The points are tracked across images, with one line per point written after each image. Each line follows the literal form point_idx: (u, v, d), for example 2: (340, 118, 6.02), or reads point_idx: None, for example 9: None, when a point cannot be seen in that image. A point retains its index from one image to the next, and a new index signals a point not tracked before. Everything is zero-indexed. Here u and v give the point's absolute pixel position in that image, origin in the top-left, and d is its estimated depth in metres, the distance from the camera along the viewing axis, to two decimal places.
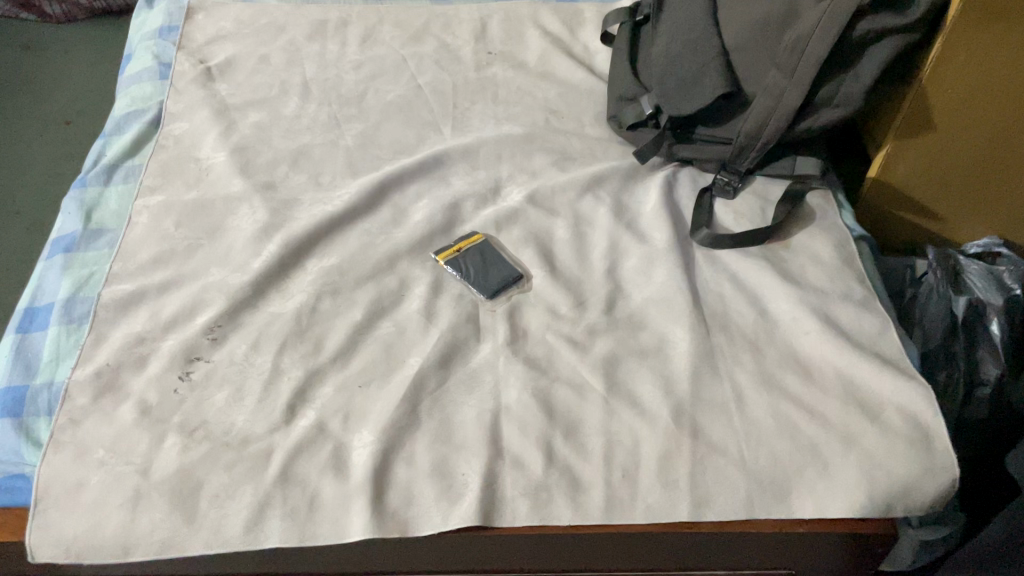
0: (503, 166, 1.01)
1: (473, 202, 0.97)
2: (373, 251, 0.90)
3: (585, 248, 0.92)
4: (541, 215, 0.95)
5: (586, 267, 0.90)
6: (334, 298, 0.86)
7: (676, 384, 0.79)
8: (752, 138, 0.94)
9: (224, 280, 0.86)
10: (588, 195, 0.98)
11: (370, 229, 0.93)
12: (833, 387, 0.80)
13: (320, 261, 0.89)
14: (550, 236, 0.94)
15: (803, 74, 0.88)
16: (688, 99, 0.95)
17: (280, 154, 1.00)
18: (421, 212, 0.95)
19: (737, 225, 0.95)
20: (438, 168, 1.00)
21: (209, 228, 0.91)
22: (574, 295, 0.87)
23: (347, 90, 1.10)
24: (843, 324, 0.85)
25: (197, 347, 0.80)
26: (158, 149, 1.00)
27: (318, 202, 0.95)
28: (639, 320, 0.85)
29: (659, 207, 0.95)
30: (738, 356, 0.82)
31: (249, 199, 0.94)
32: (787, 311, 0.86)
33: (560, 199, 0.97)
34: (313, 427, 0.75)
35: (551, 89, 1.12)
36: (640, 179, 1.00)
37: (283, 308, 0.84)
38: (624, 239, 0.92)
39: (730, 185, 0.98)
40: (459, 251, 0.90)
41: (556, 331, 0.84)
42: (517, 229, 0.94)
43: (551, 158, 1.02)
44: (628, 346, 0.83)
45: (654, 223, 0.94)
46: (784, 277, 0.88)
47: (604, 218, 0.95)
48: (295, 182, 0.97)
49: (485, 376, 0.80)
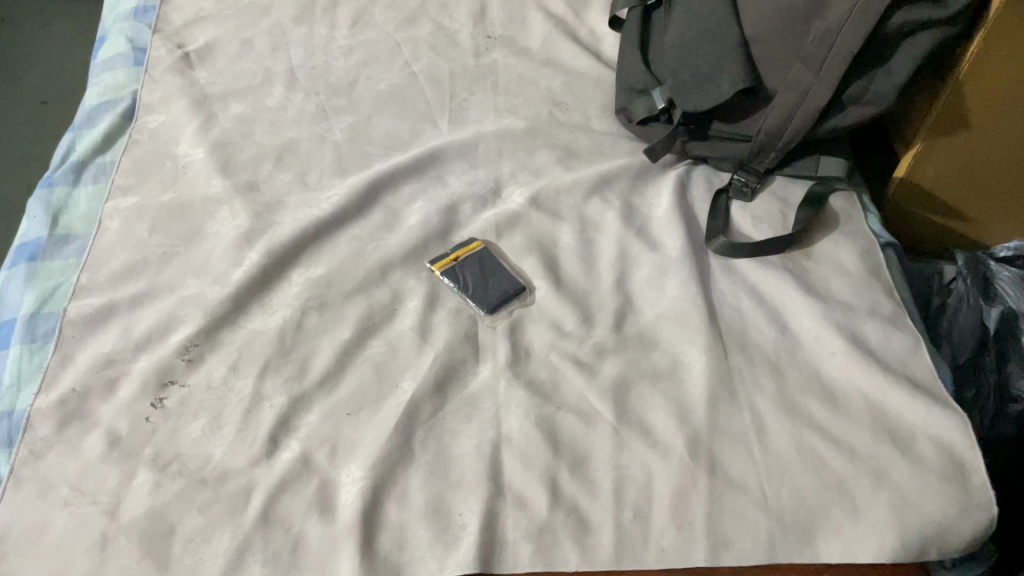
0: (504, 163, 0.94)
1: (472, 205, 0.90)
2: (363, 261, 0.83)
3: (592, 256, 0.86)
4: (545, 218, 0.88)
5: (593, 278, 0.83)
6: (321, 313, 0.79)
7: (691, 412, 0.73)
8: (772, 137, 0.88)
9: (201, 293, 0.79)
10: (596, 197, 0.91)
11: (361, 234, 0.86)
12: (861, 415, 0.74)
13: (306, 272, 0.82)
14: (555, 242, 0.87)
15: (832, 69, 0.81)
16: (703, 94, 0.88)
17: (263, 151, 0.93)
18: (415, 217, 0.88)
19: (757, 232, 0.88)
20: (434, 167, 0.93)
21: (185, 233, 0.84)
22: (581, 310, 0.81)
23: (337, 79, 1.02)
24: (871, 343, 0.79)
25: (171, 370, 0.74)
26: (132, 146, 0.93)
27: (304, 205, 0.88)
28: (650, 338, 0.79)
29: (671, 211, 0.88)
30: (758, 380, 0.76)
31: (229, 201, 0.87)
32: (811, 329, 0.79)
33: (565, 202, 0.90)
34: (296, 461, 0.69)
35: (555, 77, 1.04)
36: (651, 179, 0.93)
37: (266, 325, 0.78)
38: (635, 246, 0.86)
39: (746, 186, 0.91)
40: (457, 260, 0.84)
41: (561, 350, 0.77)
42: (519, 235, 0.87)
43: (555, 154, 0.95)
44: (639, 368, 0.76)
45: (666, 228, 0.87)
46: (807, 291, 0.82)
47: (612, 223, 0.88)
48: (280, 181, 0.90)
49: (484, 402, 0.73)
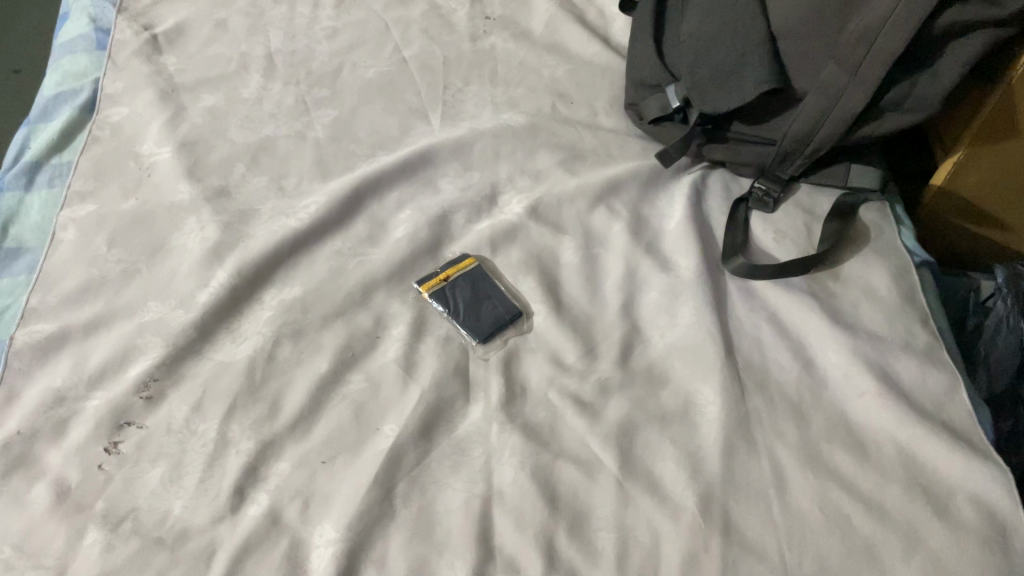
0: (501, 165, 0.86)
1: (465, 214, 0.82)
2: (344, 280, 0.75)
3: (597, 276, 0.78)
4: (545, 231, 0.80)
5: (598, 302, 0.76)
6: (296, 341, 0.71)
7: (704, 462, 0.66)
8: (799, 143, 0.79)
9: (163, 319, 0.71)
10: (601, 206, 0.82)
11: (342, 248, 0.78)
12: (892, 468, 0.66)
13: (280, 293, 0.74)
14: (555, 259, 0.79)
15: (869, 73, 0.72)
16: (723, 93, 0.79)
17: (236, 151, 0.84)
18: (402, 228, 0.80)
19: (780, 249, 0.79)
20: (424, 170, 0.85)
21: (147, 247, 0.76)
22: (584, 339, 0.73)
23: (319, 66, 0.93)
24: (905, 383, 0.71)
25: (127, 409, 0.67)
26: (92, 143, 0.84)
27: (279, 214, 0.79)
28: (660, 373, 0.71)
29: (684, 224, 0.80)
30: (778, 425, 0.68)
31: (197, 209, 0.79)
32: (838, 366, 0.72)
33: (567, 212, 0.82)
34: (264, 518, 0.62)
35: (559, 65, 0.95)
36: (663, 185, 0.85)
37: (235, 356, 0.70)
38: (644, 265, 0.78)
39: (767, 196, 0.82)
40: (448, 280, 0.76)
41: (561, 388, 0.70)
42: (517, 251, 0.79)
43: (558, 156, 0.86)
44: (647, 409, 0.69)
45: (679, 245, 0.79)
46: (835, 320, 0.74)
47: (619, 238, 0.80)
48: (254, 186, 0.82)
49: (474, 449, 0.66)
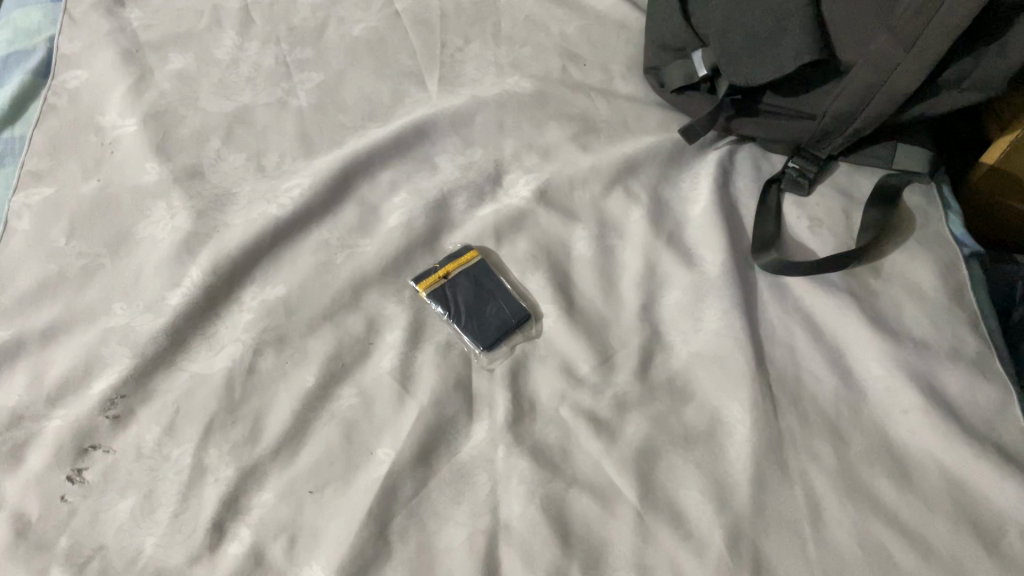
0: (506, 140, 0.77)
1: (466, 198, 0.73)
2: (332, 277, 0.68)
3: (613, 271, 0.70)
4: (556, 218, 0.72)
5: (614, 303, 0.68)
6: (279, 350, 0.64)
7: (732, 491, 0.60)
8: (842, 121, 0.71)
9: (130, 325, 0.64)
10: (618, 189, 0.74)
11: (329, 239, 0.70)
12: (938, 497, 0.60)
13: (261, 292, 0.67)
14: (567, 251, 0.71)
15: (929, 47, 0.63)
16: (759, 63, 0.70)
17: (209, 123, 0.75)
18: (396, 215, 0.72)
19: (816, 240, 0.72)
20: (420, 145, 0.76)
21: (111, 238, 0.68)
22: (598, 346, 0.66)
23: (302, 21, 0.83)
24: (952, 397, 0.64)
25: (92, 431, 0.60)
26: (46, 113, 0.75)
27: (259, 200, 0.71)
28: (682, 386, 0.65)
29: (710, 211, 0.72)
30: (813, 447, 0.62)
31: (166, 193, 0.70)
32: (879, 377, 0.65)
33: (580, 196, 0.74)
34: (246, 558, 0.56)
35: (570, 21, 0.85)
36: (686, 164, 0.76)
37: (211, 368, 0.63)
38: (665, 260, 0.70)
39: (803, 177, 0.74)
40: (447, 278, 0.68)
41: (573, 404, 0.63)
42: (524, 241, 0.71)
43: (569, 129, 0.78)
44: (668, 429, 0.62)
45: (704, 235, 0.71)
46: (876, 325, 0.67)
47: (638, 227, 0.72)
48: (230, 165, 0.73)
49: (479, 476, 0.60)
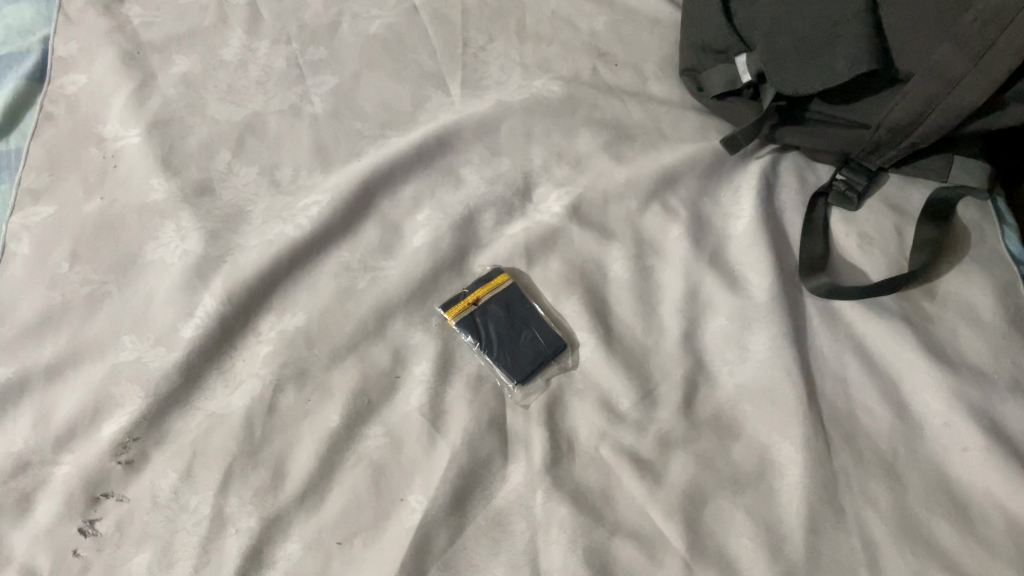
0: (535, 150, 0.72)
1: (494, 215, 0.69)
2: (355, 305, 0.64)
3: (652, 295, 0.66)
4: (590, 236, 0.68)
5: (654, 330, 0.64)
6: (300, 386, 0.60)
7: (784, 539, 0.57)
8: (897, 134, 0.66)
9: (140, 361, 0.60)
10: (655, 204, 0.70)
11: (350, 261, 0.66)
12: (1002, 544, 0.56)
13: (278, 321, 0.63)
14: (602, 272, 0.67)
15: (999, 60, 0.59)
16: (810, 71, 0.65)
17: (218, 133, 0.70)
18: (421, 235, 0.67)
19: (866, 260, 0.68)
20: (444, 156, 0.71)
21: (117, 263, 0.64)
22: (639, 379, 0.62)
23: (313, 17, 0.78)
24: (1015, 433, 0.60)
25: (103, 478, 0.56)
26: (43, 123, 0.70)
27: (274, 219, 0.67)
28: (729, 422, 0.61)
29: (755, 229, 0.68)
30: (868, 489, 0.59)
31: (174, 213, 0.66)
32: (937, 413, 0.61)
33: (615, 211, 0.69)
34: None
35: (599, 16, 0.80)
36: (727, 176, 0.72)
37: (229, 407, 0.59)
38: (707, 283, 0.66)
39: (851, 190, 0.70)
40: (477, 304, 0.64)
41: (614, 443, 0.60)
42: (557, 262, 0.67)
43: (601, 137, 0.73)
44: (716, 470, 0.59)
45: (748, 255, 0.67)
46: (933, 354, 0.63)
47: (678, 246, 0.67)
48: (242, 179, 0.69)
49: (516, 524, 0.56)
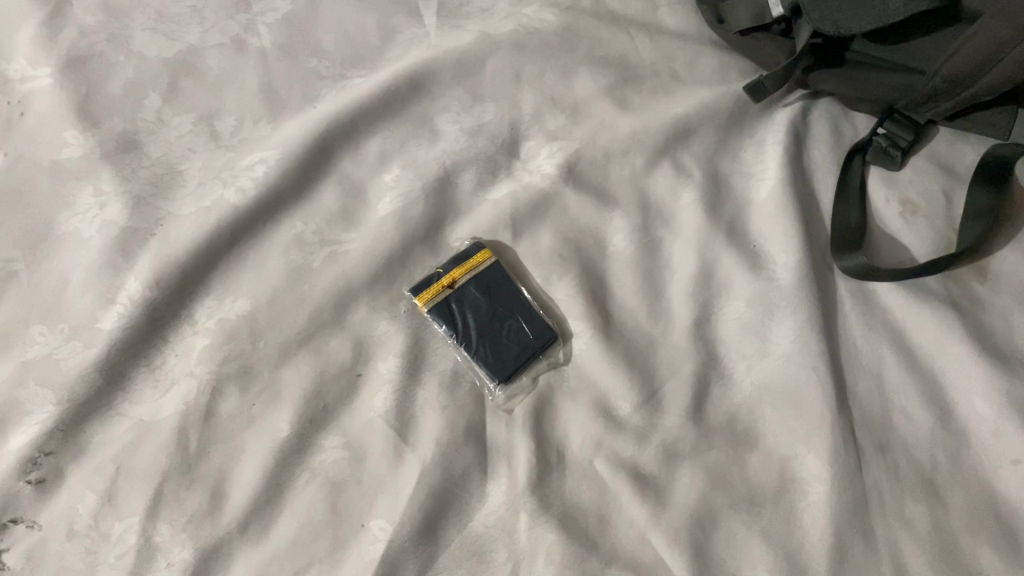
0: (524, 95, 0.61)
1: (475, 174, 0.59)
2: (308, 288, 0.54)
3: (659, 273, 0.56)
4: (587, 203, 0.58)
5: (661, 317, 0.55)
6: (244, 388, 0.51)
7: (806, 569, 0.48)
8: (956, 83, 0.55)
9: (53, 358, 0.50)
10: (665, 163, 0.59)
11: (304, 233, 0.56)
12: None
13: (217, 308, 0.53)
14: (601, 246, 0.57)
15: None
16: (855, 7, 0.54)
17: (146, 72, 0.59)
18: (388, 200, 0.57)
19: (908, 232, 0.57)
20: (416, 103, 0.60)
21: (25, 234, 0.53)
22: (641, 378, 0.53)
23: None
24: None
25: (10, 502, 0.48)
26: None
27: (212, 179, 0.56)
28: (745, 429, 0.52)
29: (781, 194, 0.57)
30: (905, 510, 0.50)
31: (93, 173, 0.55)
32: (985, 420, 0.52)
33: (617, 172, 0.59)
34: None
35: None
36: (748, 128, 0.61)
37: (159, 414, 0.50)
38: (723, 260, 0.56)
39: (894, 147, 0.59)
40: (453, 287, 0.54)
41: (611, 455, 0.51)
42: (547, 234, 0.57)
43: (602, 79, 0.62)
44: (728, 487, 0.50)
45: (773, 227, 0.57)
46: (985, 348, 0.53)
47: (690, 215, 0.57)
48: (176, 131, 0.58)
49: (496, 553, 0.48)
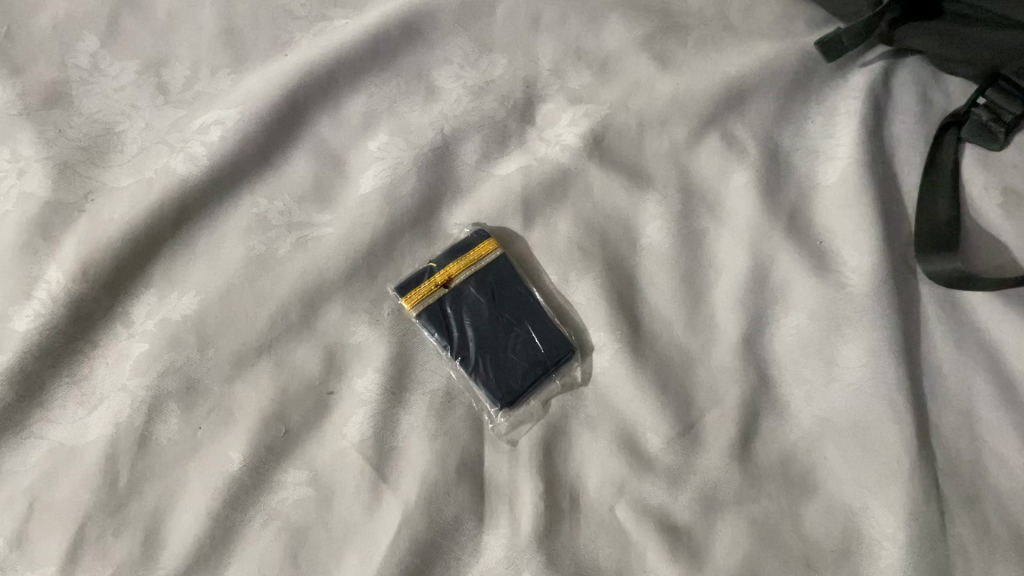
0: (543, 46, 0.50)
1: (479, 144, 0.48)
2: (271, 283, 0.44)
3: (702, 273, 0.46)
4: (616, 183, 0.47)
5: (703, 327, 0.45)
6: (188, 406, 0.42)
7: None
8: None
9: None
10: (712, 135, 0.48)
11: (268, 212, 0.46)
12: None
13: (158, 304, 0.43)
14: (632, 237, 0.46)
15: None
16: None
17: (81, 7, 0.48)
18: (371, 173, 0.47)
19: (1015, 230, 0.45)
20: (410, 54, 0.50)
21: None
22: (676, 403, 0.43)
23: None
24: None
25: None
26: None
27: (158, 144, 0.46)
28: (802, 474, 0.42)
29: (857, 177, 0.46)
30: None
31: (11, 132, 0.45)
32: None
33: (653, 145, 0.48)
34: None
35: None
36: (815, 94, 0.50)
37: (83, 437, 0.41)
38: (782, 260, 0.46)
39: (996, 121, 0.47)
40: (448, 286, 0.44)
41: (636, 499, 0.41)
42: (566, 220, 0.47)
43: (638, 28, 0.51)
44: (781, 547, 0.40)
45: (844, 220, 0.46)
46: None
47: (743, 202, 0.47)
48: (115, 82, 0.47)
49: None
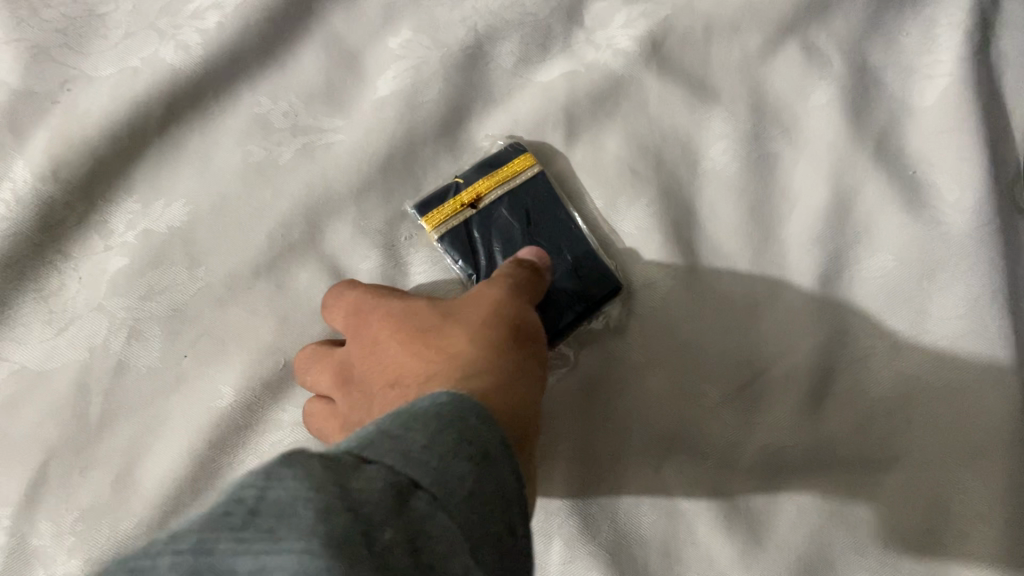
0: None
1: (518, 43, 0.41)
2: (272, 195, 0.38)
3: (772, 203, 0.39)
4: (676, 96, 0.40)
5: (770, 266, 0.38)
6: (172, 331, 0.36)
7: None
8: None
9: None
10: (792, 44, 0.41)
11: (271, 115, 0.39)
12: None
13: (140, 211, 0.38)
14: (691, 159, 0.40)
15: None
16: None
17: None
18: (392, 76, 0.40)
19: None
20: None
21: None
22: (736, 355, 0.37)
23: None
24: None
25: None
26: None
27: (145, 29, 0.39)
28: (883, 440, 0.35)
29: (958, 103, 0.40)
30: None
31: None
32: None
33: (722, 53, 0.41)
34: None
35: None
36: None
37: (52, 361, 0.36)
38: (867, 192, 0.39)
39: None
40: (476, 207, 0.38)
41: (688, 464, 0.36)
42: (615, 138, 0.40)
43: None
44: (852, 523, 0.35)
45: (938, 150, 0.39)
46: None
47: (823, 125, 0.40)
48: None
49: None
